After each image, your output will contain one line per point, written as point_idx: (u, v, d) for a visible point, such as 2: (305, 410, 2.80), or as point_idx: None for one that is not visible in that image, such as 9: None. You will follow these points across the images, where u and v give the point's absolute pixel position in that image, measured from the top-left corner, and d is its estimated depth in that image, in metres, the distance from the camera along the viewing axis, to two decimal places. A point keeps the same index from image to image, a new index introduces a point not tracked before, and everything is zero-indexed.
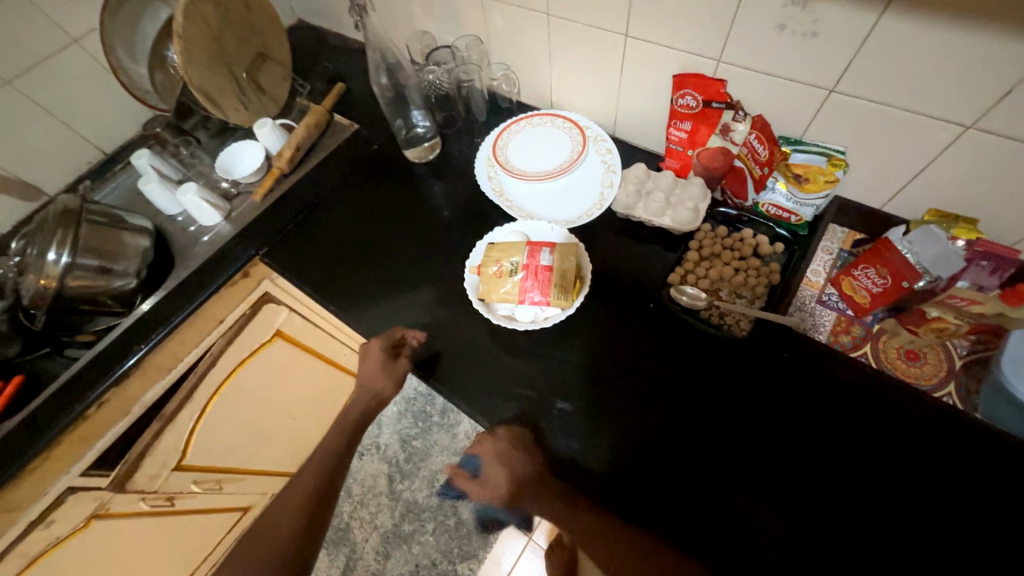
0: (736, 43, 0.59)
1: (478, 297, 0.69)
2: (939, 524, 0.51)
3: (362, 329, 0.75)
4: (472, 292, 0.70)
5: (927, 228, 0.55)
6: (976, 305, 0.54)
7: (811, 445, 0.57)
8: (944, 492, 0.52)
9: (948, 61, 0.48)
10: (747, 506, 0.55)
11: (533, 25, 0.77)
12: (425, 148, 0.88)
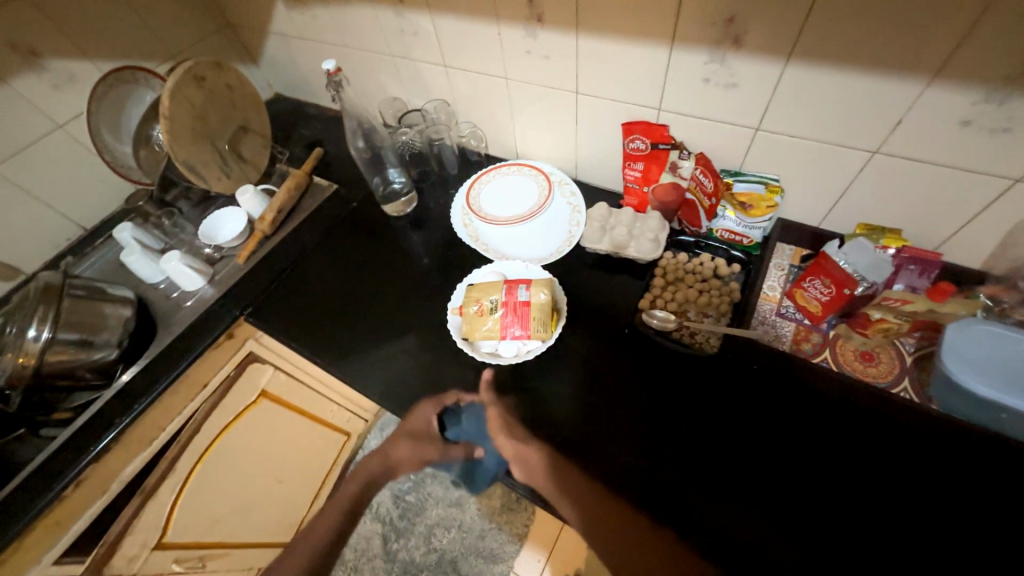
0: (671, 95, 0.68)
1: (461, 337, 0.72)
2: (913, 511, 0.54)
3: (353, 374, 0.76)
4: (456, 333, 0.73)
5: (858, 239, 0.62)
6: (909, 304, 0.59)
7: (787, 449, 0.60)
8: (913, 480, 0.56)
9: (846, 100, 0.56)
10: (737, 515, 0.56)
11: (495, 88, 0.85)
12: (401, 203, 0.93)
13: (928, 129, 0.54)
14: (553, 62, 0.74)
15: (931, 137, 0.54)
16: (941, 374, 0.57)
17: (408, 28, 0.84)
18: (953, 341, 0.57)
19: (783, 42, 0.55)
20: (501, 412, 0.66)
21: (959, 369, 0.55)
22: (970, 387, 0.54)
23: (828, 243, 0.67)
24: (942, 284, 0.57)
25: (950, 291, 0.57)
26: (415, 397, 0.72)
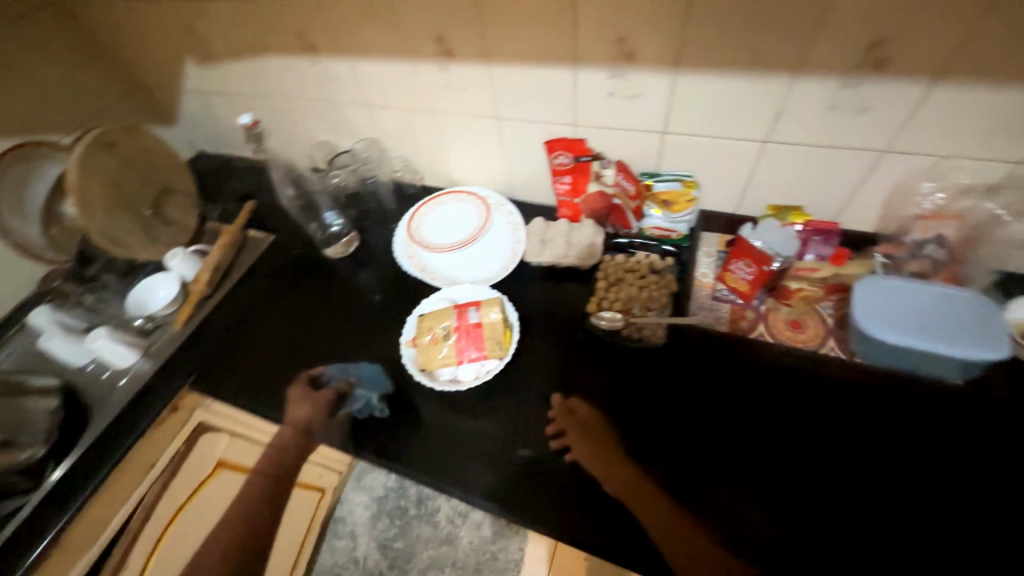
0: (583, 110, 0.72)
1: (418, 369, 0.71)
2: (856, 457, 0.59)
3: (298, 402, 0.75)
4: (412, 366, 0.72)
5: (768, 220, 0.69)
6: (818, 272, 0.68)
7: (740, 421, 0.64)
8: (851, 430, 0.61)
9: (733, 99, 0.62)
10: (705, 493, 0.60)
11: (420, 121, 0.88)
12: (342, 244, 0.93)
13: (805, 118, 0.61)
14: (470, 92, 0.77)
15: (808, 124, 0.61)
16: (861, 333, 0.62)
17: (326, 73, 0.86)
18: (862, 298, 0.62)
19: (671, 55, 0.61)
20: (581, 428, 0.64)
21: (870, 325, 0.60)
22: (882, 338, 0.59)
23: (743, 226, 0.73)
24: (840, 250, 0.67)
25: (847, 255, 0.67)
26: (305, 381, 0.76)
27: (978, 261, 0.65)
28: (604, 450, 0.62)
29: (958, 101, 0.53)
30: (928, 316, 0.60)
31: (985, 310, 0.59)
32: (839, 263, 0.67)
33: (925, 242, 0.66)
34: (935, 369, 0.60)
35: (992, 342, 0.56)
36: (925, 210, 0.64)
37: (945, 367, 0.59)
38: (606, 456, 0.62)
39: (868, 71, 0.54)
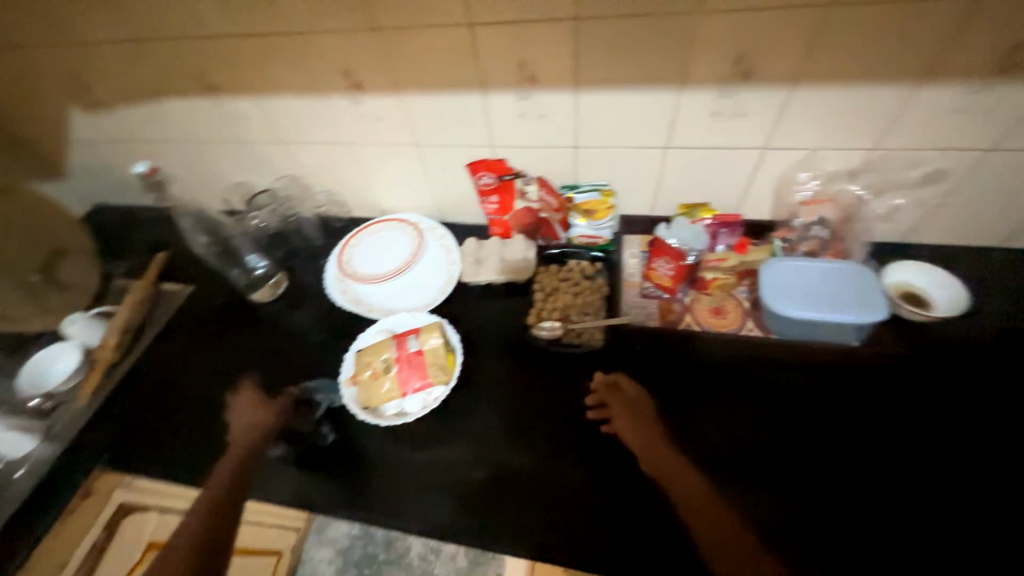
0: (499, 132, 0.75)
1: (361, 407, 0.69)
2: (781, 423, 0.65)
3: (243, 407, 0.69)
4: (354, 407, 0.69)
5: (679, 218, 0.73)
6: (726, 262, 0.74)
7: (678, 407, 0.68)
8: (773, 400, 0.67)
9: (631, 113, 0.67)
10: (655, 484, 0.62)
11: (339, 154, 0.86)
12: (271, 286, 0.89)
13: (695, 125, 0.67)
14: (385, 122, 0.78)
15: (698, 131, 0.68)
16: (771, 310, 0.68)
17: (231, 113, 0.83)
18: (767, 279, 0.68)
19: (570, 77, 0.65)
20: (626, 404, 0.66)
21: (776, 302, 0.66)
22: (785, 313, 0.65)
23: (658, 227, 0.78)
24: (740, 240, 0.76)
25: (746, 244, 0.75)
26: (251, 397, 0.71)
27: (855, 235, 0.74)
28: (644, 421, 0.64)
29: (815, 102, 0.61)
30: (822, 289, 0.67)
31: (864, 278, 0.67)
32: (741, 253, 0.75)
33: (810, 224, 0.73)
34: (836, 335, 0.67)
35: (872, 305, 0.64)
36: (805, 196, 0.72)
37: (841, 331, 0.67)
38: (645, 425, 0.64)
39: (740, 82, 0.61)
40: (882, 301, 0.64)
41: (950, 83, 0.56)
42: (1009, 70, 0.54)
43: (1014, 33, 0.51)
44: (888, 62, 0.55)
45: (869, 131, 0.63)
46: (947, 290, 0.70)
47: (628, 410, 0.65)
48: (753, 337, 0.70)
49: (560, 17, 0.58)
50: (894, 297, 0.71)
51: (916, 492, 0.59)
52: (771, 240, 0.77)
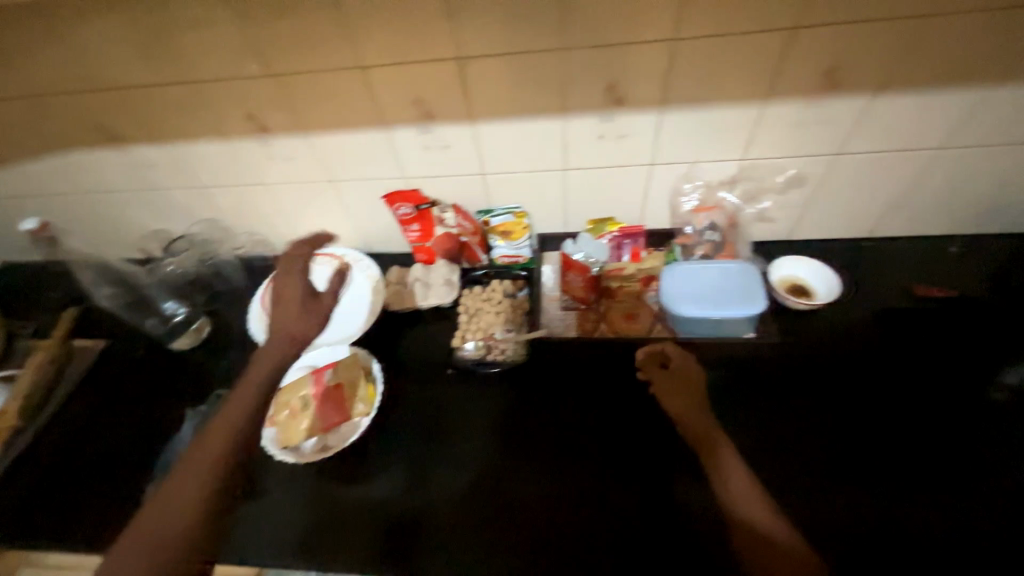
0: (408, 164, 0.78)
1: (281, 448, 0.67)
2: None
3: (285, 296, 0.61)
4: (273, 446, 0.67)
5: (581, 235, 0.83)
6: (625, 270, 0.80)
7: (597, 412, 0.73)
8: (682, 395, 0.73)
9: (527, 141, 0.72)
10: (577, 490, 0.66)
11: (256, 194, 0.87)
12: (192, 333, 0.87)
13: (585, 148, 0.73)
14: (297, 162, 0.79)
15: (590, 153, 0.73)
16: (676, 314, 0.72)
17: (137, 161, 0.82)
18: (669, 281, 0.72)
19: (465, 111, 0.69)
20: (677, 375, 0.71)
21: (675, 304, 0.71)
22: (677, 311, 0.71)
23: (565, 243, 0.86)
24: (636, 249, 0.81)
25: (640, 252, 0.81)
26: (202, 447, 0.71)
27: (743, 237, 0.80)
28: (689, 394, 0.69)
29: (685, 121, 0.67)
30: (719, 288, 0.72)
31: (752, 274, 0.73)
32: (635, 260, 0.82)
33: (703, 229, 0.79)
34: (731, 330, 0.72)
35: (758, 300, 0.70)
36: (695, 204, 0.78)
37: (740, 325, 0.72)
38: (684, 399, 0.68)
39: (616, 107, 0.67)
40: (761, 294, 0.70)
41: (790, 100, 0.64)
42: (833, 87, 0.62)
43: (827, 57, 0.59)
44: (737, 85, 0.63)
45: (736, 145, 0.70)
46: (824, 281, 0.78)
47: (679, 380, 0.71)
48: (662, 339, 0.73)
49: (444, 58, 0.62)
50: (781, 291, 0.78)
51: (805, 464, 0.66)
52: (672, 246, 0.82)
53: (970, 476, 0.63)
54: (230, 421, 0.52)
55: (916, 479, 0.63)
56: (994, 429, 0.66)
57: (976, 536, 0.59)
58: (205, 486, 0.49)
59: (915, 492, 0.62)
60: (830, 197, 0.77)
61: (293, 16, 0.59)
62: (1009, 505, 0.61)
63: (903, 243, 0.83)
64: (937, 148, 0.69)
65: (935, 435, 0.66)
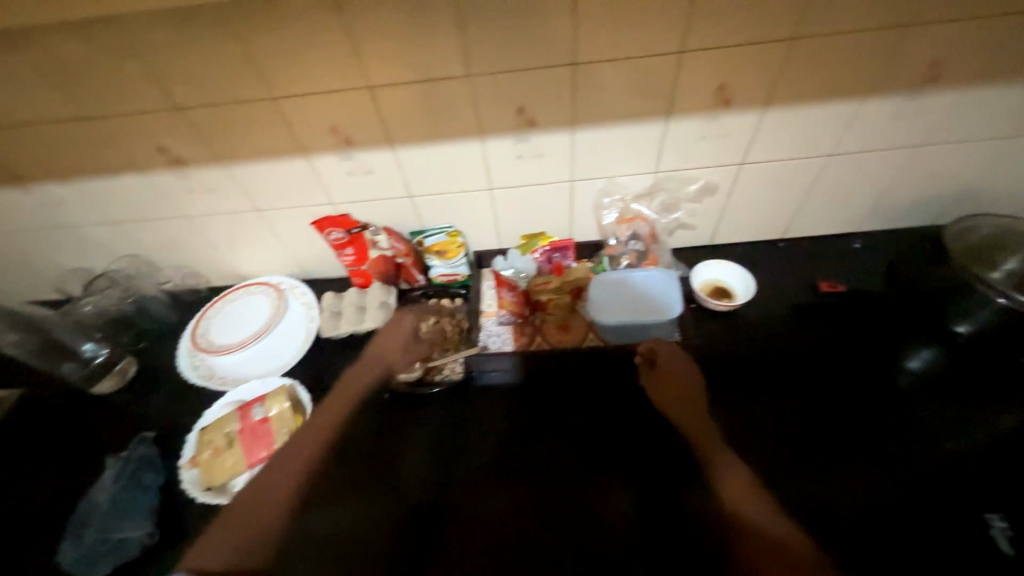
0: (334, 191, 0.78)
1: (203, 489, 0.64)
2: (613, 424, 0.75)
3: (381, 344, 0.77)
4: (197, 490, 0.65)
5: (511, 250, 0.87)
6: (550, 283, 0.82)
7: (532, 423, 0.76)
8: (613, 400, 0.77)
9: (447, 163, 0.74)
10: (509, 501, 0.71)
11: (179, 227, 0.84)
12: (118, 375, 0.83)
13: (505, 168, 0.75)
14: (218, 193, 0.78)
15: (510, 173, 0.76)
16: (605, 327, 0.77)
17: (44, 199, 0.78)
18: (592, 296, 0.78)
19: (382, 136, 0.70)
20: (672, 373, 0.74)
21: (601, 316, 0.77)
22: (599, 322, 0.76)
23: (495, 259, 0.88)
24: (558, 262, 0.86)
25: (561, 265, 0.85)
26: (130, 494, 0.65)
27: (665, 245, 0.85)
28: (687, 397, 0.72)
29: (595, 139, 0.71)
30: (638, 301, 0.78)
31: (669, 280, 0.78)
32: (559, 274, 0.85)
33: (627, 240, 0.83)
34: (657, 333, 0.79)
35: (673, 309, 0.76)
36: (618, 216, 0.82)
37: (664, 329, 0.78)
38: (680, 401, 0.72)
39: (528, 128, 0.69)
40: (676, 301, 0.77)
41: (688, 116, 0.68)
42: (725, 103, 0.66)
43: (714, 76, 0.63)
44: (638, 104, 0.66)
45: (646, 160, 0.74)
46: (740, 280, 0.83)
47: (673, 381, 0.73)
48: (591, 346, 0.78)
49: (354, 86, 0.63)
50: (702, 294, 0.82)
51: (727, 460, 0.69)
52: (600, 256, 0.87)
53: (877, 461, 0.67)
54: (321, 432, 0.66)
55: (829, 465, 0.67)
56: (896, 411, 0.71)
57: (880, 517, 0.63)
58: (286, 486, 0.60)
59: (827, 478, 0.66)
60: (741, 203, 0.82)
61: (193, 50, 0.59)
62: (913, 481, 0.65)
63: (808, 243, 0.90)
64: (829, 154, 0.74)
65: (846, 420, 0.70)
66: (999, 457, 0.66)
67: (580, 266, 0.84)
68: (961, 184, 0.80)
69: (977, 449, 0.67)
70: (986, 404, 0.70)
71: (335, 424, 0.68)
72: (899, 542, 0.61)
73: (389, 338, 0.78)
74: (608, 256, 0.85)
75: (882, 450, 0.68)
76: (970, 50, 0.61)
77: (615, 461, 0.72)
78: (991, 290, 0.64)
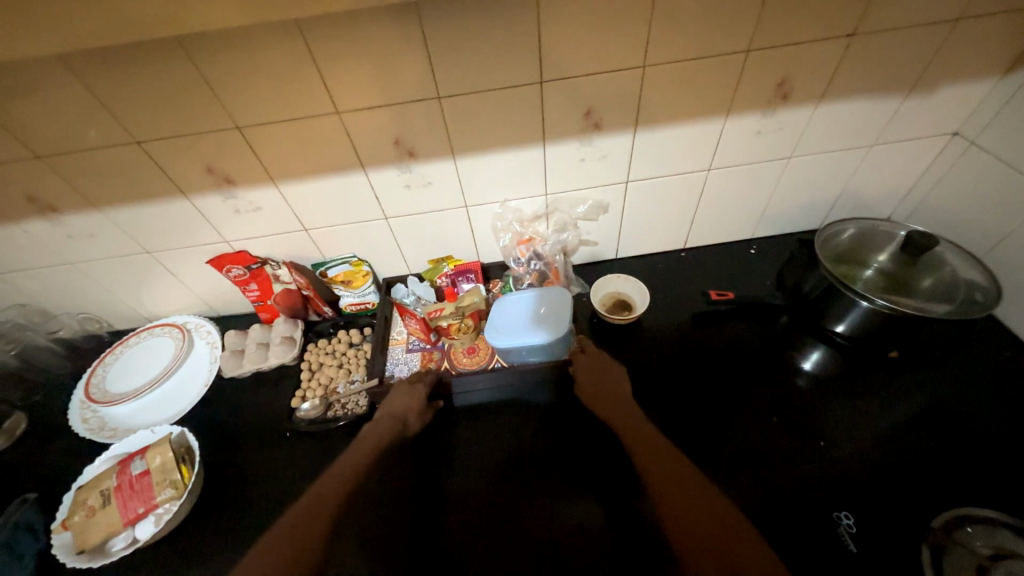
0: (225, 229, 0.77)
1: (76, 552, 0.62)
2: (534, 447, 0.73)
3: (397, 398, 0.72)
4: (68, 555, 0.62)
5: (412, 278, 0.89)
6: (444, 310, 0.80)
7: (413, 454, 0.73)
8: (502, 423, 0.76)
9: (335, 194, 0.74)
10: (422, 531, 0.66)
11: (67, 274, 0.81)
12: (7, 432, 0.79)
13: (395, 197, 0.75)
14: (100, 237, 0.76)
15: (401, 203, 0.76)
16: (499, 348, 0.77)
17: None
18: (491, 323, 0.79)
19: (261, 174, 0.70)
20: (596, 373, 0.73)
21: (497, 340, 0.76)
22: (495, 344, 0.76)
23: (396, 287, 0.90)
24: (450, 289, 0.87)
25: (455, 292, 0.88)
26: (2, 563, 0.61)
27: (566, 262, 0.88)
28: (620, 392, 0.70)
29: (479, 165, 0.72)
30: (530, 322, 0.78)
31: (562, 300, 0.80)
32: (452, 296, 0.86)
33: (529, 260, 0.86)
34: (552, 354, 0.78)
35: (561, 329, 0.76)
36: (513, 238, 0.84)
37: (560, 348, 0.78)
38: (608, 398, 0.69)
39: (409, 158, 0.70)
40: (567, 314, 0.77)
41: (565, 140, 0.70)
42: (597, 126, 0.69)
43: (579, 102, 0.66)
44: (513, 130, 0.68)
45: (534, 183, 0.76)
46: (637, 292, 0.85)
47: (597, 377, 0.72)
48: (492, 371, 0.78)
49: (221, 127, 0.63)
50: (603, 309, 0.84)
51: (609, 480, 0.68)
52: (506, 276, 0.90)
53: (773, 467, 0.65)
54: (349, 468, 0.61)
55: (731, 466, 0.66)
56: (794, 409, 0.71)
57: (782, 517, 0.61)
58: (321, 519, 0.53)
59: (730, 481, 0.65)
60: (633, 217, 0.85)
61: (43, 99, 0.58)
62: (816, 481, 0.63)
63: (707, 252, 0.94)
64: (708, 169, 0.78)
65: (747, 421, 0.70)
66: (891, 454, 0.65)
67: (481, 289, 0.85)
68: (838, 190, 0.85)
69: (871, 446, 0.66)
70: (878, 399, 0.71)
71: (363, 463, 0.62)
72: (810, 545, 0.58)
73: (401, 395, 0.73)
74: (513, 276, 0.88)
75: (783, 456, 0.66)
76: (812, 70, 0.65)
77: (527, 479, 0.69)
78: (857, 295, 0.67)
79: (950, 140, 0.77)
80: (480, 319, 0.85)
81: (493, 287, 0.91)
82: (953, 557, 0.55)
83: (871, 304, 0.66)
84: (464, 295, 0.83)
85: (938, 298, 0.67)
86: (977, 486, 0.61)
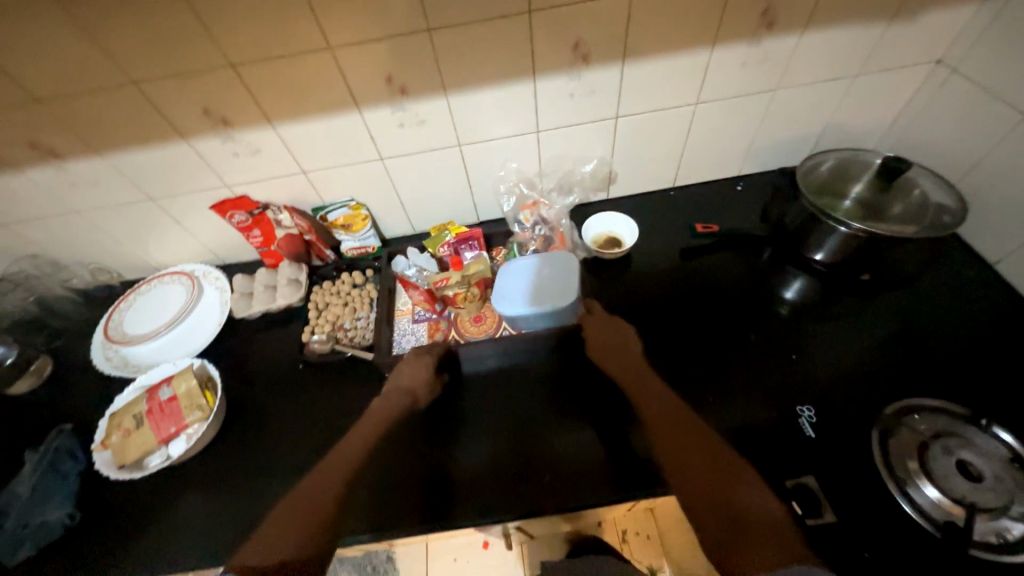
0: (225, 172, 0.79)
1: (119, 467, 0.69)
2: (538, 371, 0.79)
3: (405, 365, 0.76)
4: (110, 470, 0.69)
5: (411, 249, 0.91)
6: (451, 279, 0.80)
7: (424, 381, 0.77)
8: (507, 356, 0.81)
9: (332, 135, 0.76)
10: (436, 440, 0.72)
11: (73, 223, 0.84)
12: (32, 372, 0.83)
13: (390, 137, 0.77)
14: (104, 184, 0.78)
15: (396, 143, 0.78)
16: (507, 316, 0.79)
17: None
18: (499, 291, 0.80)
19: (258, 114, 0.71)
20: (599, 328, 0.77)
21: (506, 310, 0.78)
22: (502, 312, 0.78)
23: (397, 260, 0.91)
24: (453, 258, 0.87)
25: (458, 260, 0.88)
26: (46, 482, 0.68)
27: (572, 228, 0.90)
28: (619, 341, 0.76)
29: (470, 102, 0.74)
30: (537, 290, 0.80)
31: (569, 264, 0.82)
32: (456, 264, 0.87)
33: (535, 224, 0.89)
34: (560, 320, 0.79)
35: (567, 297, 0.78)
36: (518, 202, 0.89)
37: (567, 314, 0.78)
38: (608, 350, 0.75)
39: (402, 96, 0.71)
40: (574, 283, 0.79)
41: (554, 75, 0.72)
42: (585, 59, 0.70)
43: (568, 34, 0.66)
44: (504, 64, 0.69)
45: (526, 120, 0.78)
46: (629, 229, 0.89)
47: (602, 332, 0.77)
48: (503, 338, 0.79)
49: (214, 65, 0.64)
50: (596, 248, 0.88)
51: (601, 396, 0.74)
52: (511, 243, 0.93)
53: (747, 381, 0.71)
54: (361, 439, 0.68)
55: (711, 380, 0.72)
56: (768, 328, 0.77)
57: (756, 419, 0.67)
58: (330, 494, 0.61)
59: (710, 392, 0.71)
60: (624, 156, 0.87)
61: (37, 39, 0.58)
62: (787, 389, 0.70)
63: (695, 190, 0.97)
64: (695, 103, 0.79)
65: (727, 340, 0.76)
66: (855, 364, 0.71)
67: (485, 258, 0.86)
68: (822, 124, 0.87)
69: (837, 358, 0.72)
70: (847, 319, 0.77)
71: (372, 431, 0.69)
72: (779, 440, 0.65)
73: (408, 368, 0.76)
74: (518, 242, 0.90)
75: (756, 368, 0.73)
76: None
77: (531, 398, 0.76)
78: (836, 222, 0.70)
79: (933, 69, 0.79)
80: (486, 287, 0.86)
81: (496, 254, 0.95)
82: (899, 441, 0.61)
83: (848, 228, 0.70)
84: (470, 264, 0.84)
85: (909, 221, 0.72)
86: (930, 385, 0.68)
